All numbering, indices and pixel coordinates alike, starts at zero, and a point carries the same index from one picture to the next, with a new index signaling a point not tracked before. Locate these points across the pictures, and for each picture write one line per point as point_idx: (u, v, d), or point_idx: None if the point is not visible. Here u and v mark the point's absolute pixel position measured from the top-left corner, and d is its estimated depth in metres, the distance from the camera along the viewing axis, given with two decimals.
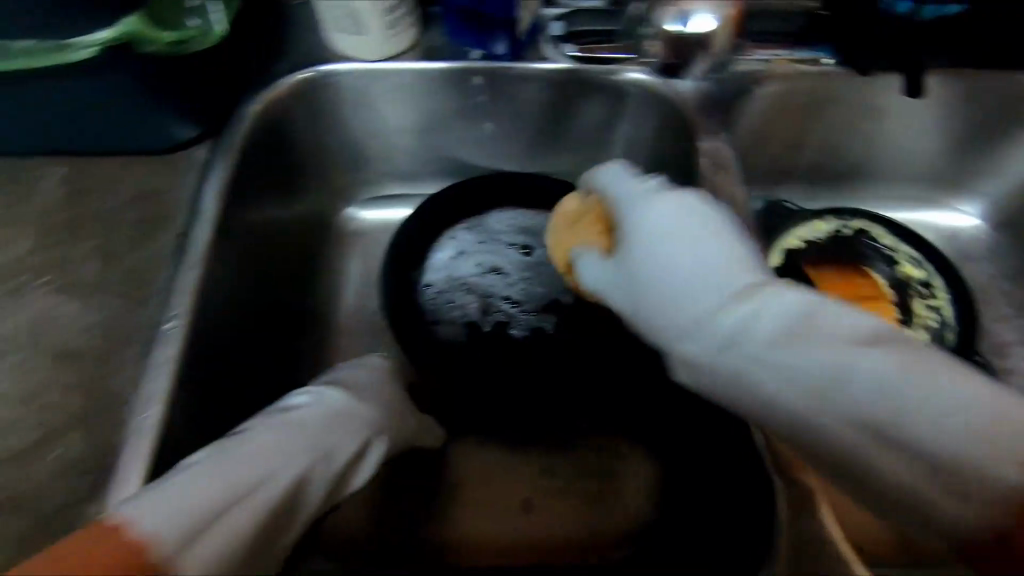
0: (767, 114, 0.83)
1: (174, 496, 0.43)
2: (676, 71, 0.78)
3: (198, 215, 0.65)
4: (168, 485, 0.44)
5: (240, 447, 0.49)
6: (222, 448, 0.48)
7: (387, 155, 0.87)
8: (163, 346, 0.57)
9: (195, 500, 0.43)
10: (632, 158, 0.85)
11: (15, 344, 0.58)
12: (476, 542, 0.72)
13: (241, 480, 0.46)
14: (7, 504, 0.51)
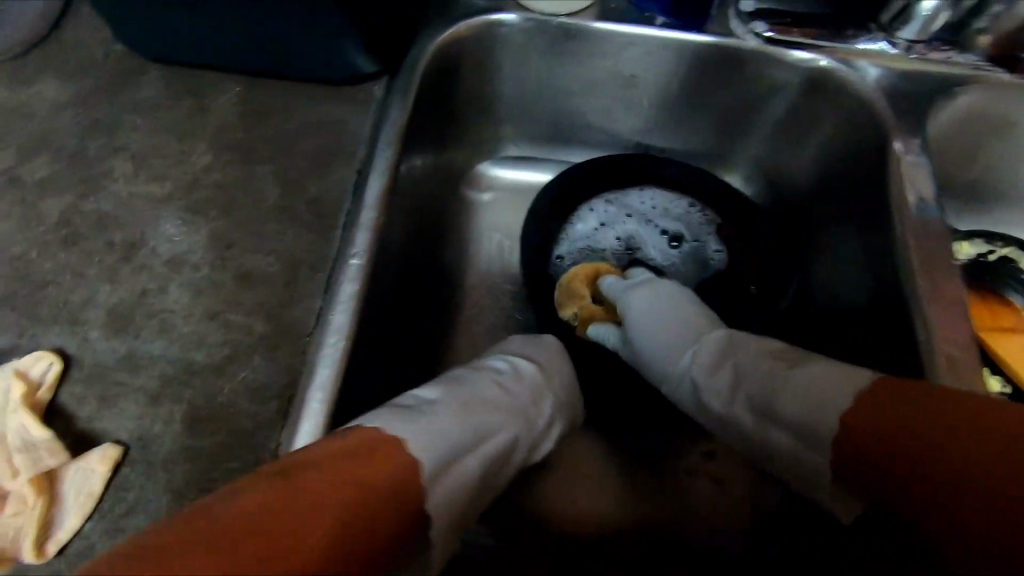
0: (973, 128, 0.74)
1: (427, 427, 0.47)
2: (862, 63, 0.71)
3: (377, 149, 0.62)
4: (416, 415, 0.48)
5: (463, 398, 0.53)
6: (445, 391, 0.53)
7: (534, 115, 0.83)
8: (346, 283, 0.55)
9: (442, 432, 0.47)
10: (781, 155, 0.80)
11: (196, 259, 0.57)
12: (573, 523, 0.65)
13: (473, 426, 0.50)
14: (194, 418, 0.50)
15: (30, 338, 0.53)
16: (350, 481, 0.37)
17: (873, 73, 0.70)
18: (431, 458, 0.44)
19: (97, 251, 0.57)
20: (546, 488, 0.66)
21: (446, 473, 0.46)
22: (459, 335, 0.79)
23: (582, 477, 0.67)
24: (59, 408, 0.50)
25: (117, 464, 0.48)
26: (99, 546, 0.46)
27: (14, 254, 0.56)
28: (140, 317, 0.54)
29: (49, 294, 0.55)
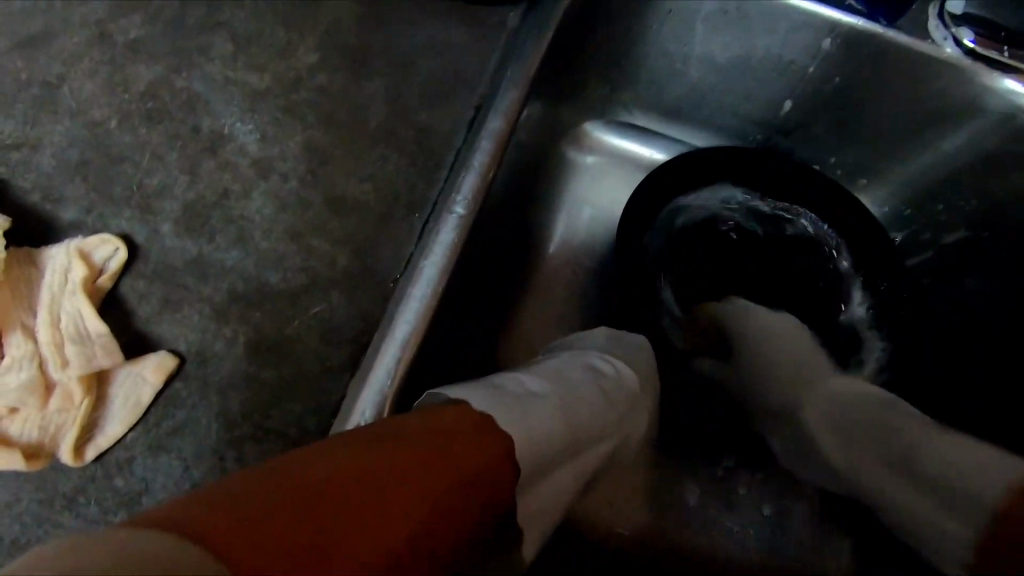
0: None
1: (526, 421, 0.44)
2: None
3: (503, 85, 0.54)
4: (516, 406, 0.45)
5: (567, 394, 0.49)
6: (544, 381, 0.50)
7: (665, 82, 0.74)
8: (444, 232, 0.49)
9: (540, 432, 0.45)
10: (935, 190, 0.69)
11: (285, 168, 0.51)
12: (628, 544, 0.61)
13: (572, 434, 0.47)
14: (257, 345, 0.45)
15: (96, 216, 0.48)
16: (422, 449, 0.37)
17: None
18: (524, 459, 0.43)
19: (181, 136, 0.51)
20: (600, 492, 0.62)
21: (528, 480, 0.44)
22: (534, 306, 0.73)
23: (642, 494, 0.63)
24: (118, 300, 0.46)
25: (170, 377, 0.44)
26: (140, 460, 0.42)
27: (93, 119, 0.51)
28: (217, 220, 0.49)
29: (124, 173, 0.49)
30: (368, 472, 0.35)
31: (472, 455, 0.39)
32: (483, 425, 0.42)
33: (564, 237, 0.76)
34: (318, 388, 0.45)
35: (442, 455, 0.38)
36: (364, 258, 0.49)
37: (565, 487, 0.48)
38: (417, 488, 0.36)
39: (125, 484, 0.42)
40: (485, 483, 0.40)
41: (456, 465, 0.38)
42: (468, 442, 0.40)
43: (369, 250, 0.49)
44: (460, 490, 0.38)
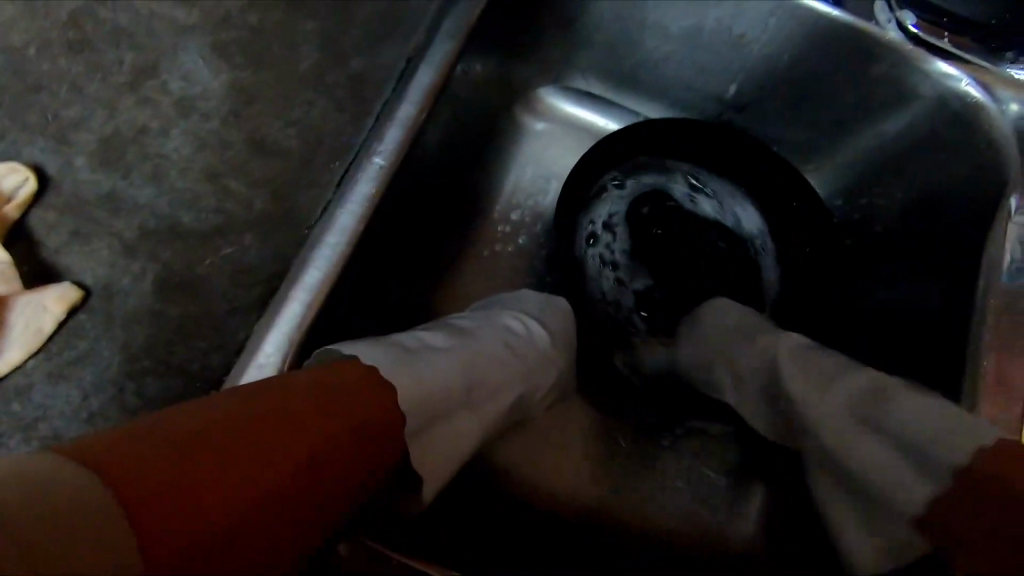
0: None
1: (422, 371, 0.46)
2: (1006, 94, 0.56)
3: (436, 37, 0.53)
4: (416, 357, 0.47)
5: (472, 351, 0.51)
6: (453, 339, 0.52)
7: (619, 49, 0.73)
8: (362, 183, 0.49)
9: (438, 383, 0.46)
10: (869, 174, 0.70)
11: (207, 107, 0.50)
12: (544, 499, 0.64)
13: (468, 386, 0.49)
14: (164, 282, 0.46)
15: (9, 144, 0.48)
16: (316, 408, 0.38)
17: (1014, 111, 0.56)
18: (415, 408, 0.44)
19: (102, 68, 0.50)
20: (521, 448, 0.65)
21: (417, 429, 0.44)
22: (475, 265, 0.74)
23: (562, 451, 0.66)
24: (27, 229, 0.46)
25: (73, 308, 0.44)
26: (39, 386, 0.43)
27: (11, 44, 0.50)
28: (133, 155, 0.48)
29: (39, 102, 0.49)
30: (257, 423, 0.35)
31: (363, 426, 0.39)
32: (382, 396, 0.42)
33: (510, 199, 0.77)
34: (223, 326, 0.46)
35: (337, 414, 0.38)
36: (280, 203, 0.49)
37: (468, 437, 0.49)
38: (306, 443, 0.36)
39: (23, 408, 0.43)
40: (376, 452, 0.40)
41: (344, 435, 0.38)
42: (364, 412, 0.40)
43: (285, 195, 0.49)
44: (349, 459, 0.38)
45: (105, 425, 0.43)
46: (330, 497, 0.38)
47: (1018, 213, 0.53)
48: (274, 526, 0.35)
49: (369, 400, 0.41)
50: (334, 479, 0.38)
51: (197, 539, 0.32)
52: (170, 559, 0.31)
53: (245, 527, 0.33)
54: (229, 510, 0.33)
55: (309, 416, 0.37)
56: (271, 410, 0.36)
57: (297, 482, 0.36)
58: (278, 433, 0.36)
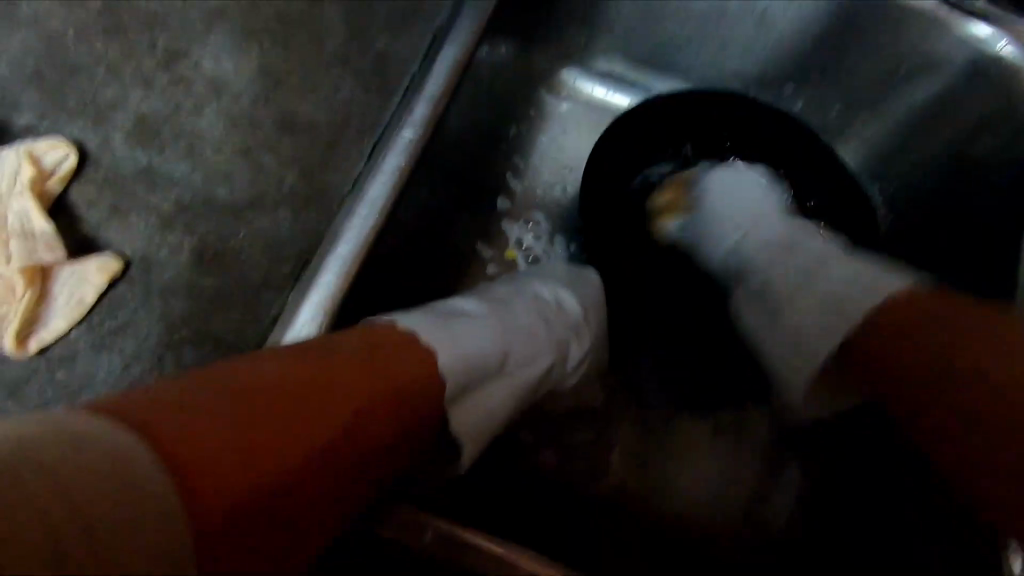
0: None
1: (459, 341, 0.45)
2: None
3: (462, 12, 0.53)
4: (455, 327, 0.47)
5: (504, 322, 0.51)
6: (491, 312, 0.52)
7: (641, 27, 0.73)
8: (392, 155, 0.49)
9: (473, 355, 0.46)
10: (901, 145, 0.68)
11: (238, 85, 0.51)
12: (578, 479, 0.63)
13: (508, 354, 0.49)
14: (201, 255, 0.46)
15: (50, 124, 0.49)
16: (357, 367, 0.38)
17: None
18: (455, 376, 0.44)
19: (136, 49, 0.51)
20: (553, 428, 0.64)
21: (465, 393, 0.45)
22: (499, 246, 0.74)
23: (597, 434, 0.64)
24: (68, 205, 0.47)
25: (113, 280, 0.45)
26: (82, 355, 0.44)
27: (50, 29, 0.51)
28: (168, 133, 0.49)
29: (78, 83, 0.50)
30: (302, 389, 0.35)
31: (401, 386, 0.40)
32: (413, 362, 0.42)
33: (534, 180, 0.76)
34: (256, 297, 0.46)
35: (375, 372, 0.39)
36: (309, 177, 0.49)
37: (505, 410, 0.49)
38: (351, 403, 0.37)
39: (66, 377, 0.44)
40: (414, 413, 0.40)
41: (384, 396, 0.38)
42: (402, 372, 0.40)
43: (314, 169, 0.50)
44: (389, 419, 0.38)
45: (144, 393, 0.44)
46: (371, 458, 0.38)
47: None
48: (321, 487, 0.35)
49: (403, 361, 0.41)
50: (379, 439, 0.38)
51: (239, 500, 0.31)
52: (219, 516, 0.30)
53: (294, 489, 0.33)
54: (276, 470, 0.33)
55: (351, 377, 0.37)
56: (315, 372, 0.36)
57: (337, 451, 0.35)
58: (323, 395, 0.36)
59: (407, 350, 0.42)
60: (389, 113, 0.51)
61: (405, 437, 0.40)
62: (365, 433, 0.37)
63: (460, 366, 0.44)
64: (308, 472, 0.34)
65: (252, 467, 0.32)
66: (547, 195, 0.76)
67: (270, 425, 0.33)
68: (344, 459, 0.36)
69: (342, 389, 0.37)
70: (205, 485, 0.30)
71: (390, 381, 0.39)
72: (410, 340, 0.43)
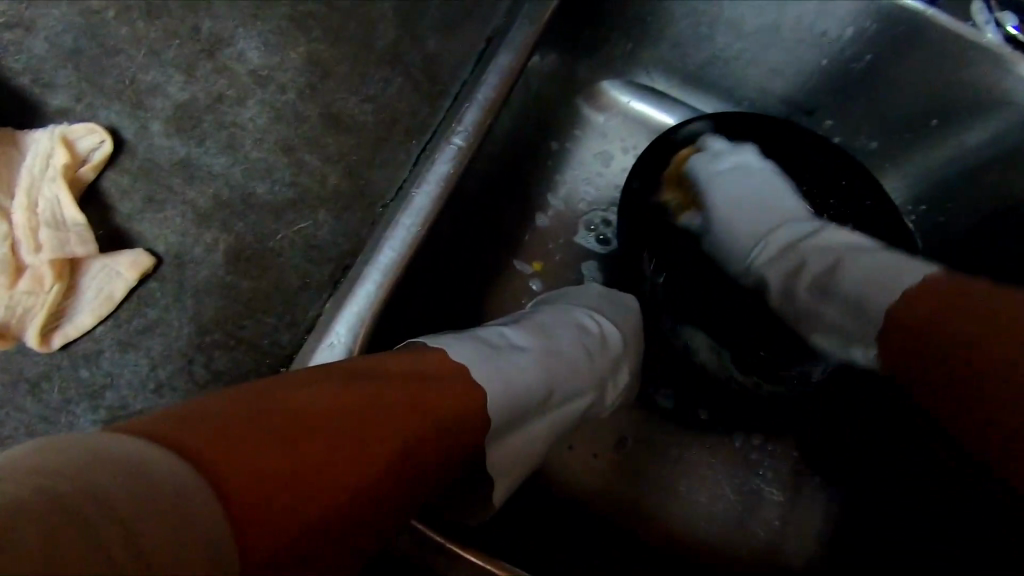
0: None
1: (502, 366, 0.44)
2: None
3: (519, 17, 0.51)
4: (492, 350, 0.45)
5: (542, 345, 0.49)
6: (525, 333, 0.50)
7: (690, 44, 0.71)
8: (440, 163, 0.47)
9: (511, 380, 0.44)
10: (949, 183, 0.67)
11: (283, 79, 0.49)
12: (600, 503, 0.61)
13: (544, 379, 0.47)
14: (237, 254, 0.45)
15: (85, 106, 0.47)
16: (396, 393, 0.36)
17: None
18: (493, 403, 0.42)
19: (179, 33, 0.49)
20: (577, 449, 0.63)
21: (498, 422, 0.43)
22: (529, 257, 0.72)
23: (621, 459, 0.63)
24: (101, 193, 0.45)
25: (144, 276, 0.43)
26: (108, 353, 0.42)
27: (90, 7, 0.49)
28: (207, 123, 0.47)
29: (117, 65, 0.48)
30: (347, 410, 0.34)
31: (440, 411, 0.38)
32: (451, 386, 0.40)
33: (567, 192, 0.75)
34: (292, 302, 0.44)
35: (414, 397, 0.37)
36: (352, 180, 0.47)
37: (541, 435, 0.47)
38: (391, 431, 0.35)
39: (91, 374, 0.42)
40: (452, 443, 0.38)
41: (423, 424, 0.36)
42: (441, 397, 0.39)
43: (356, 171, 0.48)
44: (429, 449, 0.37)
45: (171, 396, 0.42)
46: (410, 489, 0.36)
47: None
48: (358, 521, 0.33)
49: (443, 386, 0.40)
50: (419, 470, 0.36)
51: (282, 529, 0.29)
52: (263, 535, 0.28)
53: (333, 523, 0.31)
54: (316, 501, 0.30)
55: (390, 403, 0.36)
56: (354, 397, 0.35)
57: (384, 472, 0.34)
58: (363, 420, 0.34)
59: (445, 375, 0.41)
60: (436, 122, 0.49)
61: (442, 468, 0.38)
62: (405, 462, 0.35)
63: (497, 391, 0.43)
64: (349, 504, 0.32)
65: (298, 485, 0.30)
66: (579, 199, 0.75)
67: (317, 443, 0.32)
68: (383, 491, 0.34)
69: (383, 415, 0.35)
70: (250, 504, 0.28)
71: (429, 407, 0.37)
72: (446, 362, 0.42)
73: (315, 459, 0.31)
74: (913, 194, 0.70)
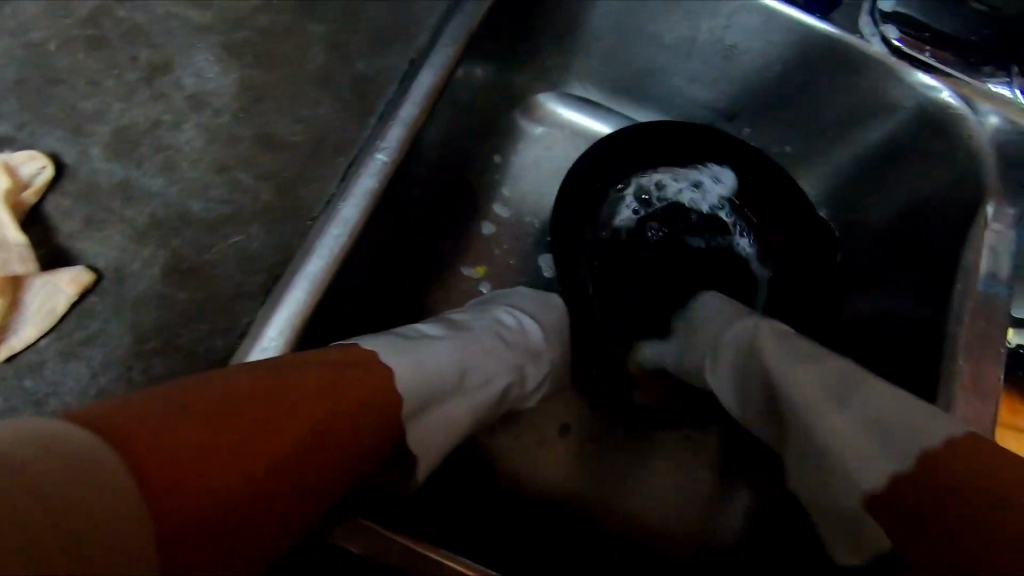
0: None
1: (426, 359, 0.48)
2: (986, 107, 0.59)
3: (440, 41, 0.55)
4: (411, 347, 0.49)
5: (463, 342, 0.54)
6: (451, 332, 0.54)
7: (616, 58, 0.76)
8: (365, 177, 0.50)
9: (429, 371, 0.48)
10: (856, 180, 0.72)
11: (218, 103, 0.53)
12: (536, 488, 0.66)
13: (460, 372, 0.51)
14: (174, 268, 0.48)
15: (28, 133, 0.50)
16: (315, 379, 0.39)
17: (992, 123, 0.58)
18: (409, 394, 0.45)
19: (119, 63, 0.53)
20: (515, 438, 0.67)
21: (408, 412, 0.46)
22: (473, 262, 0.76)
23: (556, 447, 0.67)
24: (45, 215, 0.48)
25: (86, 291, 0.47)
26: (51, 363, 0.45)
27: (34, 40, 0.52)
28: (146, 147, 0.51)
29: (59, 94, 0.51)
30: (266, 393, 0.37)
31: (357, 397, 0.41)
32: (372, 378, 0.43)
33: (508, 199, 0.79)
34: (228, 310, 0.47)
35: (333, 384, 0.40)
36: (283, 196, 0.51)
37: (462, 421, 0.51)
38: (306, 414, 0.38)
39: (35, 383, 0.45)
40: (371, 428, 0.41)
41: (340, 409, 0.39)
42: (359, 386, 0.42)
43: (287, 187, 0.51)
44: (346, 433, 0.39)
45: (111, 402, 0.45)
46: (325, 470, 0.38)
47: (995, 221, 0.56)
48: (269, 495, 0.36)
49: (364, 377, 0.43)
50: (334, 451, 0.39)
51: (189, 499, 0.32)
52: (171, 518, 0.32)
53: (243, 498, 0.34)
54: (224, 475, 0.34)
55: (308, 390, 0.39)
56: (271, 384, 0.38)
57: (298, 464, 0.37)
58: (279, 404, 0.37)
59: (367, 367, 0.44)
60: (363, 141, 0.53)
61: (362, 453, 0.41)
62: (321, 442, 0.38)
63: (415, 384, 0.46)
64: (261, 481, 0.35)
65: (211, 468, 0.34)
66: (518, 205, 0.79)
67: (240, 429, 0.35)
68: (297, 470, 0.37)
69: (299, 401, 0.38)
70: (160, 482, 0.32)
71: (346, 393, 0.40)
72: (367, 356, 0.45)
73: (228, 438, 0.35)
74: (827, 193, 0.75)
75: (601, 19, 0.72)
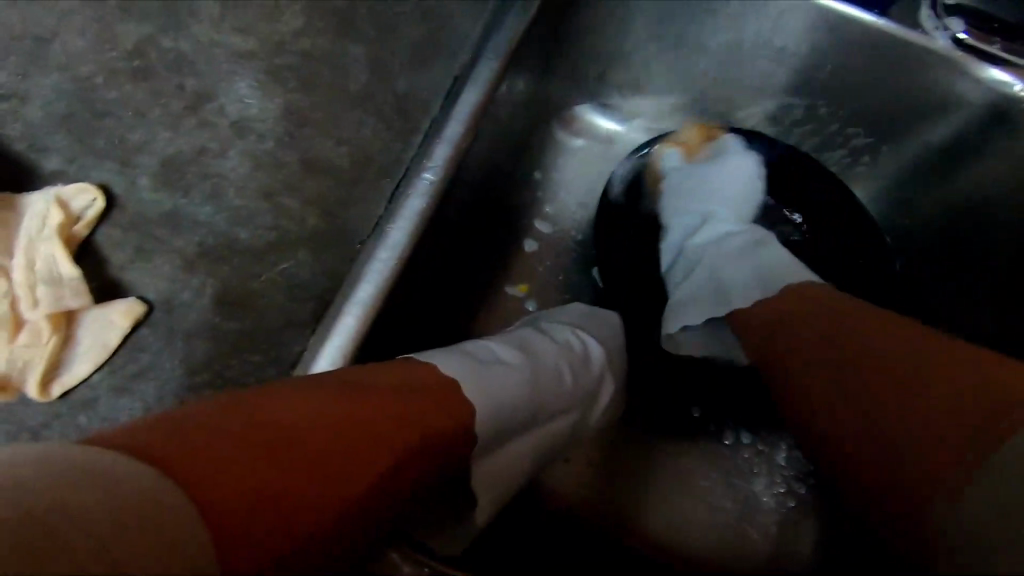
0: None
1: (489, 381, 0.46)
2: None
3: (483, 56, 0.54)
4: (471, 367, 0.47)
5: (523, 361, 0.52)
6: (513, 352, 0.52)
7: (656, 67, 0.74)
8: (413, 198, 0.50)
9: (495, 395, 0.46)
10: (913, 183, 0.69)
11: (262, 128, 0.52)
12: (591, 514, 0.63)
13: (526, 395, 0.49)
14: (224, 297, 0.47)
15: (77, 167, 0.50)
16: (383, 406, 0.38)
17: None
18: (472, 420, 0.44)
19: (164, 93, 0.53)
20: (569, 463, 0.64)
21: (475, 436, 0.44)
22: (516, 279, 0.74)
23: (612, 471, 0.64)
24: (95, 248, 0.48)
25: (136, 323, 0.46)
26: (104, 398, 0.44)
27: (81, 74, 0.53)
28: (192, 175, 0.50)
29: (106, 127, 0.51)
30: (332, 419, 0.36)
31: (423, 426, 0.39)
32: (438, 406, 0.41)
33: (550, 214, 0.77)
34: (279, 339, 0.46)
35: (400, 413, 0.38)
36: (331, 220, 0.50)
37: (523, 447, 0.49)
38: (372, 443, 0.36)
39: (89, 420, 0.44)
40: (434, 458, 0.40)
41: (406, 440, 0.38)
42: (426, 413, 0.40)
43: (333, 211, 0.50)
44: (409, 465, 0.38)
45: None
46: (385, 504, 0.36)
47: None
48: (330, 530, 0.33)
49: (430, 404, 0.41)
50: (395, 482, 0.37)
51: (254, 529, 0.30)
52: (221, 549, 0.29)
53: (306, 532, 0.32)
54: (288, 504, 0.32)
55: (376, 415, 0.37)
56: (338, 408, 0.36)
57: (359, 493, 0.35)
58: (345, 429, 0.36)
59: (433, 393, 0.42)
60: (408, 162, 0.52)
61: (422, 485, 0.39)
62: (385, 473, 0.36)
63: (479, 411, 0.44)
64: (325, 513, 0.33)
65: (276, 492, 0.32)
66: (558, 218, 0.77)
67: (304, 453, 0.33)
68: (359, 502, 0.35)
69: (365, 428, 0.36)
70: (223, 509, 0.30)
71: (413, 422, 0.39)
72: (433, 380, 0.43)
73: (293, 465, 0.33)
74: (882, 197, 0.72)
75: (641, 29, 0.70)
